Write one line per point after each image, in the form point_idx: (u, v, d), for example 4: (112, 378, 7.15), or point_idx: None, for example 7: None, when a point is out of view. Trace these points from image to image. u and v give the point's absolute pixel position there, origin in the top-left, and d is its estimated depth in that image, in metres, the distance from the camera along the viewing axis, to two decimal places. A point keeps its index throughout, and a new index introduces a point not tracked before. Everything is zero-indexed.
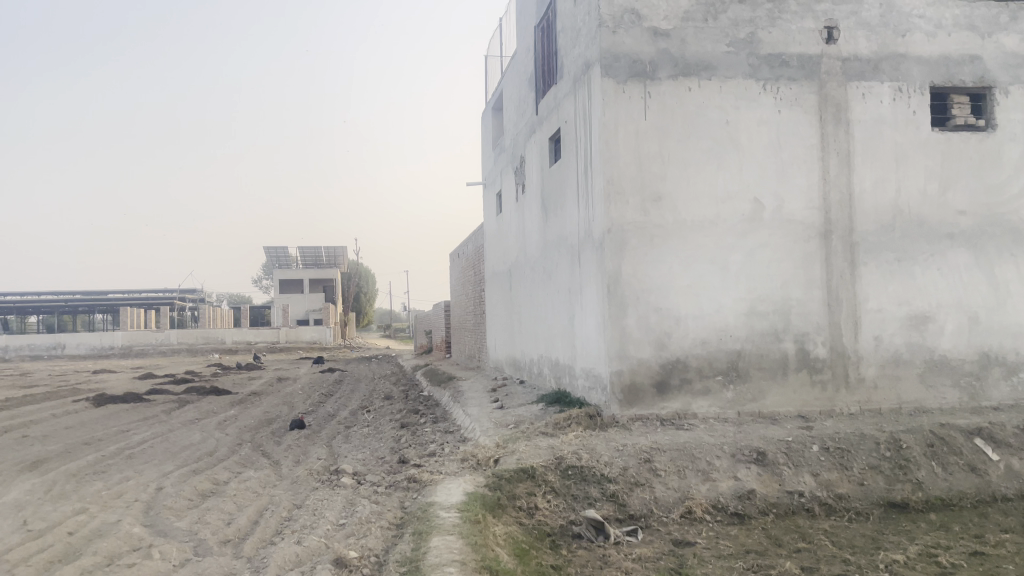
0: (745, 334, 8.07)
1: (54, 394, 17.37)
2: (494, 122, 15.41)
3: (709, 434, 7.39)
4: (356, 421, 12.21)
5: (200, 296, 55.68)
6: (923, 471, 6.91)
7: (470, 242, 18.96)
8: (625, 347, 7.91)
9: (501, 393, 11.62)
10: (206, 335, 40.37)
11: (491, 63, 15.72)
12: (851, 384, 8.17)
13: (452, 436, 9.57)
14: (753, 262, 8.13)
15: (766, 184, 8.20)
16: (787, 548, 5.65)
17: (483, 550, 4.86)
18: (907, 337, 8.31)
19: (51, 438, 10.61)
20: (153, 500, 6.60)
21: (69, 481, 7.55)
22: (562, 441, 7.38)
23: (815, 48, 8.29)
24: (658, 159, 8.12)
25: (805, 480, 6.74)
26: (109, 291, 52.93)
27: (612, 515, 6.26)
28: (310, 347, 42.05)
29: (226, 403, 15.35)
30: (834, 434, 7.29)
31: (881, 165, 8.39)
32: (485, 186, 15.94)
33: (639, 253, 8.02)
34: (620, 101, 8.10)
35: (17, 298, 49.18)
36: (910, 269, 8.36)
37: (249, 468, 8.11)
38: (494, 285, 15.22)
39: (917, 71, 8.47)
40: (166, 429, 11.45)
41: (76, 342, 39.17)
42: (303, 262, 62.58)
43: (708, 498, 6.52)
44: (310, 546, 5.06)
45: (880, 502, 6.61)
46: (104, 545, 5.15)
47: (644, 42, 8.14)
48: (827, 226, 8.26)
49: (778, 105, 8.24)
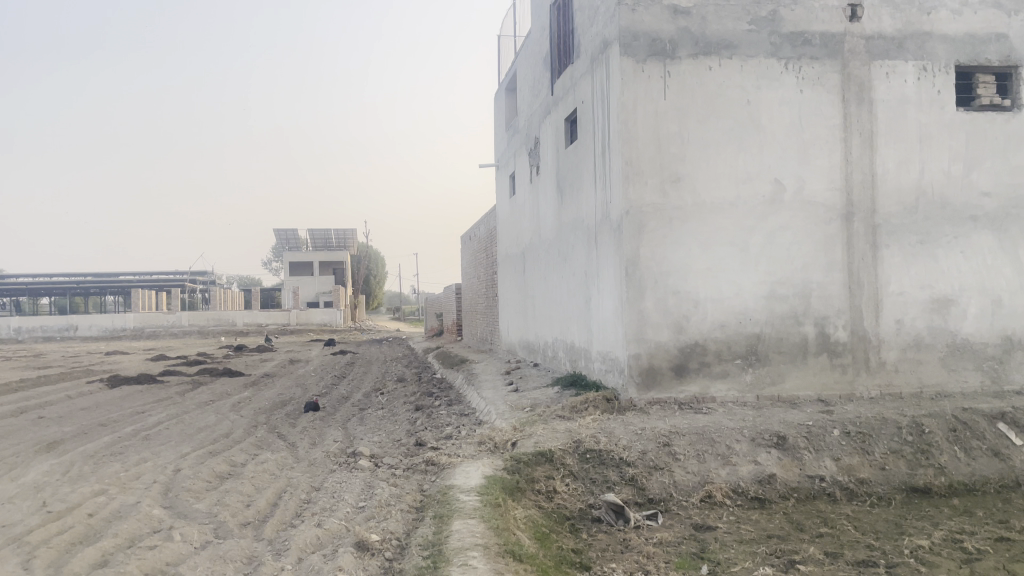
0: (765, 317, 7.99)
1: (68, 375, 17.41)
2: (507, 102, 15.27)
3: (727, 418, 7.33)
4: (369, 403, 12.21)
5: (211, 278, 55.88)
6: (945, 456, 6.84)
7: (482, 224, 18.85)
8: (643, 330, 7.85)
9: (515, 376, 11.57)
10: (217, 317, 40.49)
11: (504, 43, 15.56)
12: (871, 368, 8.08)
13: (467, 419, 9.53)
14: (774, 245, 8.03)
15: (787, 166, 8.09)
16: (810, 533, 5.59)
17: (505, 534, 4.82)
18: (929, 321, 8.21)
19: (67, 419, 10.63)
20: (172, 481, 6.60)
21: (86, 462, 7.56)
22: (580, 424, 7.33)
23: (839, 26, 8.14)
24: (678, 140, 8.01)
25: (826, 465, 6.67)
26: (120, 274, 53.08)
27: (631, 499, 6.22)
28: (321, 329, 42.17)
29: (239, 385, 15.37)
30: (855, 418, 7.22)
31: (904, 146, 8.26)
32: (498, 167, 15.85)
33: (658, 235, 7.93)
34: (639, 81, 7.98)
35: (30, 280, 49.38)
36: (933, 251, 8.25)
37: (265, 450, 8.10)
38: (506, 267, 15.17)
39: (943, 49, 8.30)
40: (181, 410, 11.48)
41: (88, 324, 39.33)
42: (314, 244, 62.63)
43: (728, 482, 6.47)
44: (331, 529, 5.03)
45: (902, 487, 6.54)
46: (124, 527, 5.14)
47: (664, 20, 8.00)
48: (849, 208, 8.14)
49: (800, 84, 8.10)
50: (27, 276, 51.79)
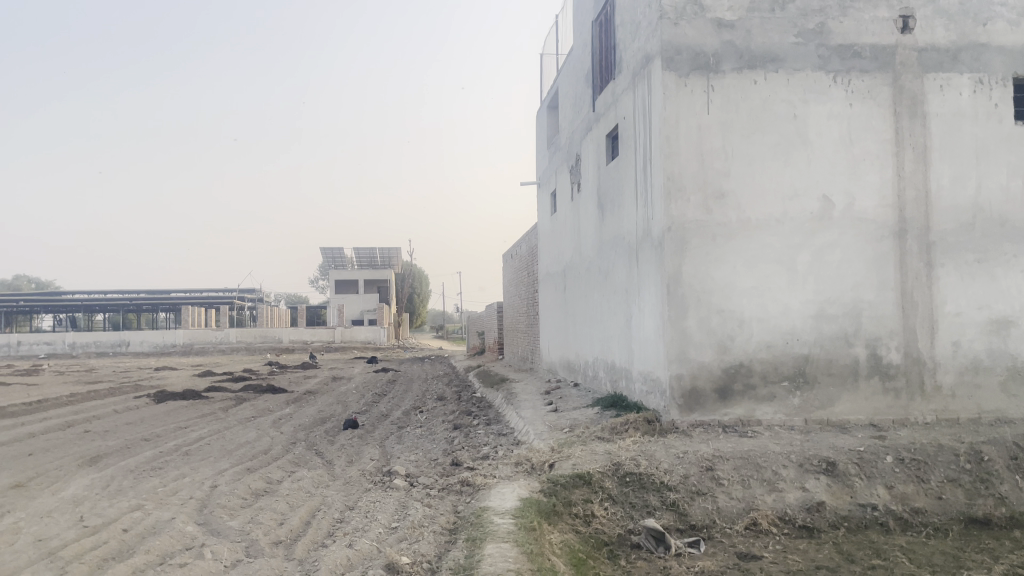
0: (813, 338, 7.72)
1: (117, 390, 17.69)
2: (549, 120, 15.21)
3: (774, 442, 7.07)
4: (409, 421, 12.15)
5: (258, 296, 56.76)
6: (1007, 485, 6.48)
7: (524, 242, 18.74)
8: (686, 350, 7.65)
9: (555, 396, 11.41)
10: (264, 334, 41.07)
11: (547, 61, 15.53)
12: (926, 392, 7.74)
13: (505, 439, 9.38)
14: (822, 263, 7.77)
15: (836, 181, 7.84)
16: (861, 565, 5.32)
17: (539, 559, 4.67)
18: (988, 343, 7.85)
19: (111, 433, 10.76)
20: (208, 498, 6.58)
21: (126, 477, 7.60)
22: (619, 446, 7.14)
23: (889, 39, 7.89)
24: (722, 155, 7.82)
25: (878, 493, 6.38)
26: (172, 291, 54.17)
27: (672, 525, 6.01)
28: (364, 347, 42.44)
29: (282, 401, 15.44)
30: (909, 445, 6.91)
31: (960, 161, 7.95)
32: (539, 185, 15.79)
33: (702, 252, 7.73)
34: (682, 95, 7.83)
35: (85, 297, 50.67)
36: (991, 271, 7.90)
37: (302, 468, 8.06)
38: (547, 286, 15.04)
39: (1000, 61, 7.99)
40: (223, 426, 11.53)
41: (140, 339, 40.16)
42: (359, 262, 63.30)
43: (775, 509, 6.21)
44: (363, 549, 4.94)
45: (959, 518, 6.21)
46: (157, 543, 5.11)
47: (707, 33, 7.85)
48: (901, 225, 7.85)
49: (849, 98, 7.87)
50: (83, 292, 53.27)
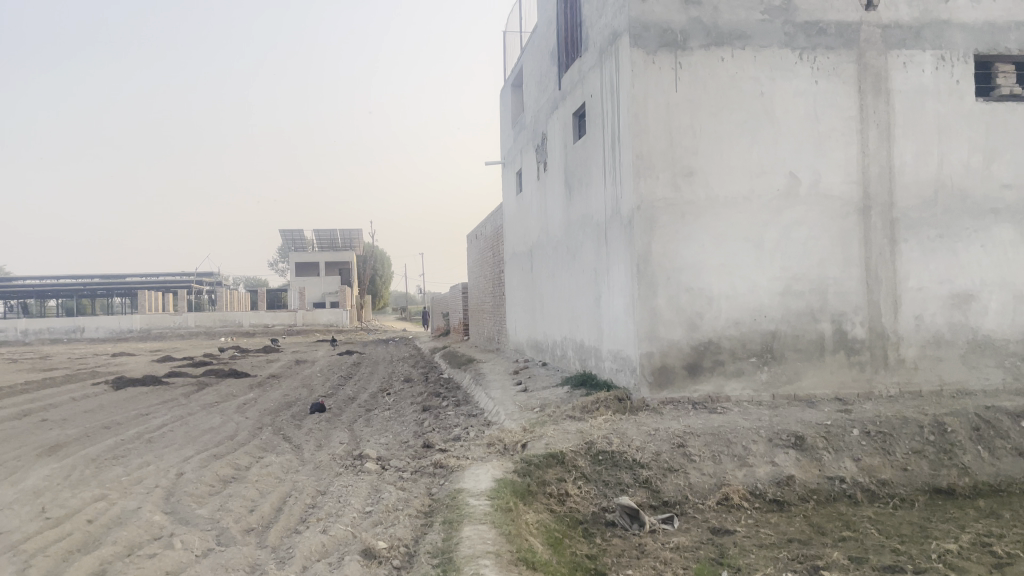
0: (780, 314, 7.79)
1: (74, 377, 17.24)
2: (513, 98, 15.08)
3: (743, 418, 7.14)
4: (376, 404, 12.05)
5: (217, 279, 55.81)
6: (969, 456, 6.63)
7: (488, 222, 18.61)
8: (656, 328, 7.67)
9: (523, 376, 11.39)
10: (223, 317, 40.45)
11: (510, 39, 15.36)
12: (890, 365, 7.88)
13: (475, 420, 9.36)
14: (788, 240, 7.83)
15: (802, 159, 7.89)
16: (832, 537, 5.40)
17: (517, 540, 4.64)
18: (949, 316, 8.00)
19: (70, 422, 10.48)
20: (174, 486, 6.44)
21: (88, 466, 7.40)
22: (591, 425, 7.15)
23: (854, 15, 7.93)
24: (690, 133, 7.82)
25: (846, 466, 6.48)
26: (127, 275, 52.98)
27: (646, 502, 6.04)
28: (326, 329, 42.04)
29: (245, 386, 15.20)
30: (875, 418, 7.03)
31: (922, 138, 8.05)
32: (504, 165, 15.70)
33: (671, 230, 7.74)
34: (650, 73, 7.79)
35: (37, 283, 49.37)
36: (953, 245, 8.04)
37: (270, 453, 7.94)
38: (513, 266, 14.99)
39: (961, 38, 8.08)
40: (186, 412, 11.31)
41: (95, 325, 39.23)
42: (319, 244, 62.52)
43: (746, 484, 6.28)
44: (337, 535, 4.87)
45: (924, 488, 6.34)
46: (124, 534, 4.98)
47: (675, 10, 7.81)
48: (866, 201, 7.94)
49: (815, 75, 7.91)
50: (35, 278, 51.82)
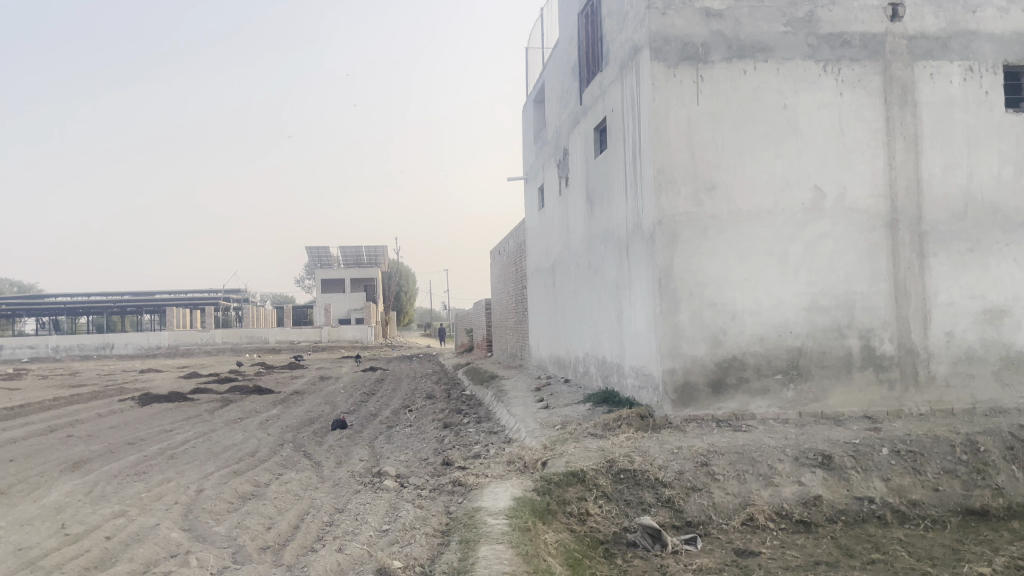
0: (806, 330, 7.65)
1: (101, 393, 17.38)
2: (535, 114, 15.08)
3: (768, 436, 6.99)
4: (398, 420, 12.01)
5: (244, 296, 56.31)
6: (1003, 476, 6.43)
7: (511, 238, 18.56)
8: (678, 344, 7.55)
9: (546, 392, 11.28)
10: (250, 334, 40.73)
11: (532, 55, 15.38)
12: (920, 383, 7.69)
13: (497, 437, 9.27)
14: (814, 254, 7.70)
15: (827, 172, 7.76)
16: (860, 559, 5.23)
17: (535, 560, 4.55)
18: (981, 332, 7.80)
19: (94, 438, 10.55)
20: (193, 502, 6.43)
21: (110, 482, 7.42)
22: (613, 443, 7.04)
23: (878, 27, 7.82)
24: (712, 147, 7.73)
25: (875, 486, 6.31)
26: (156, 292, 53.62)
27: (668, 522, 5.92)
28: (352, 346, 42.17)
29: (269, 402, 15.25)
30: (905, 436, 6.85)
31: (951, 150, 7.89)
32: (526, 181, 15.69)
33: (693, 244, 7.64)
34: (671, 86, 7.72)
35: (69, 300, 50.10)
36: (984, 259, 7.85)
37: (290, 470, 7.92)
38: (536, 282, 14.92)
39: (990, 48, 7.93)
40: (209, 428, 11.33)
41: (124, 341, 39.69)
42: (345, 261, 62.93)
43: (771, 504, 6.13)
44: (353, 554, 4.81)
45: (957, 509, 6.15)
46: (141, 551, 4.96)
47: (696, 23, 7.75)
48: (893, 215, 7.79)
49: (839, 87, 7.79)
50: (66, 295, 52.59)
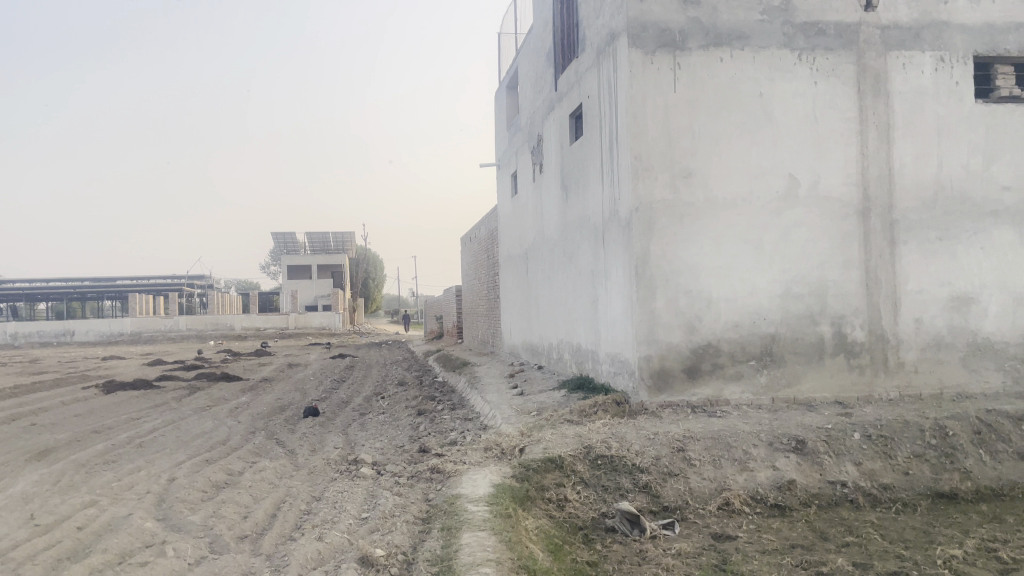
0: (780, 317, 7.73)
1: (63, 381, 17.02)
2: (508, 100, 15.01)
3: (743, 422, 7.06)
4: (370, 408, 11.93)
5: (208, 282, 55.53)
6: (971, 459, 6.58)
7: (483, 224, 18.50)
8: (654, 331, 7.59)
9: (519, 379, 11.29)
10: (215, 320, 40.20)
11: (505, 40, 15.29)
12: (890, 368, 7.82)
13: (471, 424, 9.26)
14: (788, 242, 7.77)
15: (801, 160, 7.83)
16: (835, 542, 5.32)
17: (518, 547, 4.55)
18: (949, 319, 7.95)
19: (60, 426, 10.34)
20: (166, 491, 6.33)
21: (78, 471, 7.28)
22: (590, 429, 7.06)
23: (853, 16, 7.88)
24: (689, 134, 7.76)
25: (847, 470, 6.41)
26: (118, 278, 52.63)
27: (645, 507, 5.95)
28: (319, 333, 41.83)
29: (237, 390, 15.06)
30: (876, 421, 6.97)
31: (922, 140, 8.01)
32: (498, 167, 15.61)
33: (669, 232, 7.67)
34: (648, 73, 7.72)
35: (28, 286, 48.98)
36: (952, 248, 7.99)
37: (263, 458, 7.83)
38: (508, 268, 14.89)
39: (960, 39, 8.04)
40: (178, 416, 11.16)
41: (86, 328, 38.93)
42: (312, 247, 62.35)
43: (746, 489, 6.20)
44: (333, 543, 4.77)
45: (927, 493, 6.27)
46: (115, 541, 4.87)
47: (673, 10, 7.75)
48: (865, 203, 7.89)
49: (814, 76, 7.85)
50: (25, 280, 51.42)
